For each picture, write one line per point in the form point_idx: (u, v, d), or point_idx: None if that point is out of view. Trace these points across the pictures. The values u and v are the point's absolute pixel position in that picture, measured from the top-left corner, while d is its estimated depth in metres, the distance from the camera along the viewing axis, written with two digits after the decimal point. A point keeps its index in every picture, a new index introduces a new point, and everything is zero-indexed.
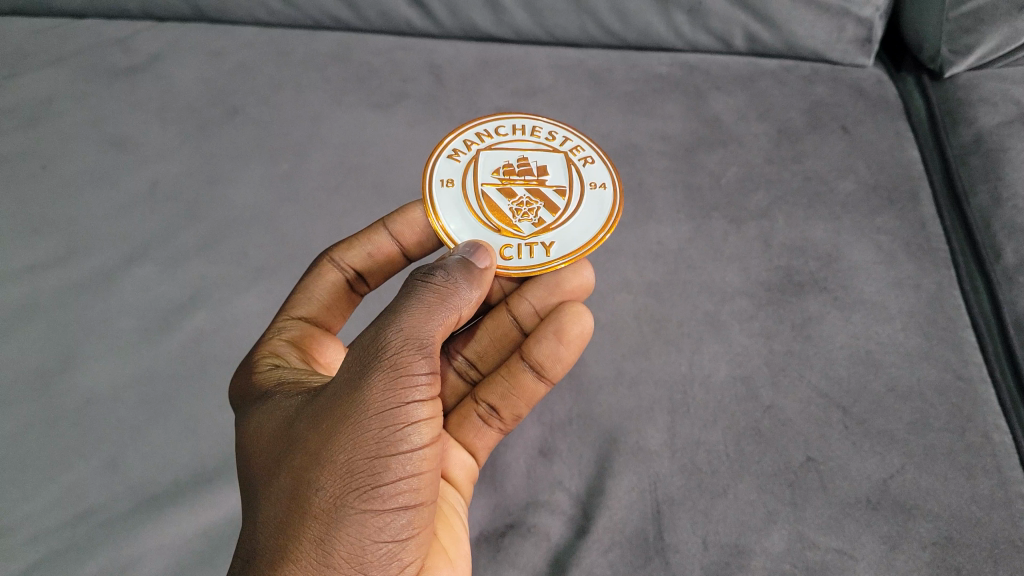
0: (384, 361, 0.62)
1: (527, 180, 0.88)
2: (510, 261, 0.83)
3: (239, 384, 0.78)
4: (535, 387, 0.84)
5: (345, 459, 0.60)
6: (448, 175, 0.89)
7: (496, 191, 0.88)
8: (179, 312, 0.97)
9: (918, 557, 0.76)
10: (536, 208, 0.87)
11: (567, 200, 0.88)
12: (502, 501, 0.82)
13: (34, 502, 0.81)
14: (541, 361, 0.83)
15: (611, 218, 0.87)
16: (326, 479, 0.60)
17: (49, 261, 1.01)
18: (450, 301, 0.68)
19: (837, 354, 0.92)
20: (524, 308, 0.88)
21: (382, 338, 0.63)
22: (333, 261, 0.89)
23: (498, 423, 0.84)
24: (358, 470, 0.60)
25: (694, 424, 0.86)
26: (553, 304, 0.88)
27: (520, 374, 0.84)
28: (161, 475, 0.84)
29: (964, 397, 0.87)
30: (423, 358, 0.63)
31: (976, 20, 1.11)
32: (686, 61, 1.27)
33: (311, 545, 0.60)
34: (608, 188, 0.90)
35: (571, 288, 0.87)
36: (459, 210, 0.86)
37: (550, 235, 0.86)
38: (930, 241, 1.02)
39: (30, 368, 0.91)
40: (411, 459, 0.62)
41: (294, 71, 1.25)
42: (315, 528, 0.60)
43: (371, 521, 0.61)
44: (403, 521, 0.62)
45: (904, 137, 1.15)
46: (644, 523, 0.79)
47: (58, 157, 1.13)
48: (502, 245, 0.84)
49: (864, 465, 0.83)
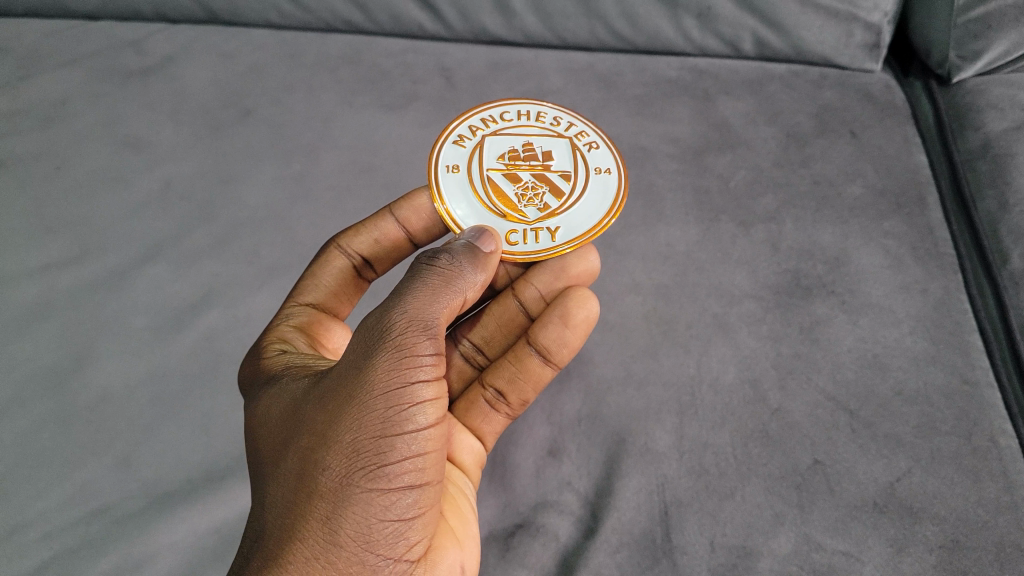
0: (389, 342, 0.63)
1: (532, 165, 0.89)
2: (516, 247, 0.85)
3: (250, 369, 0.80)
4: (541, 371, 0.85)
5: (350, 440, 0.61)
6: (453, 161, 0.90)
7: (501, 175, 0.88)
8: (192, 311, 0.97)
9: (924, 560, 0.77)
10: (542, 193, 0.88)
11: (571, 185, 0.89)
12: (512, 501, 0.83)
13: (49, 498, 0.82)
14: (547, 345, 0.84)
15: (615, 205, 0.88)
16: (332, 459, 0.61)
17: (63, 261, 1.02)
18: (456, 284, 0.69)
19: (844, 357, 0.92)
20: (530, 293, 0.88)
21: (387, 319, 0.64)
22: (341, 247, 0.90)
23: (505, 408, 0.85)
24: (363, 450, 0.61)
25: (702, 426, 0.87)
26: (559, 289, 0.87)
27: (526, 359, 0.85)
28: (173, 472, 0.85)
29: (970, 399, 0.88)
30: (428, 340, 0.64)
31: (983, 26, 1.13)
32: (694, 65, 1.28)
33: (318, 523, 0.61)
34: (612, 174, 0.91)
35: (576, 273, 0.87)
36: (464, 194, 0.87)
37: (555, 219, 0.87)
38: (938, 245, 1.03)
39: (45, 367, 0.92)
40: (417, 439, 0.62)
41: (306, 73, 1.26)
42: (321, 507, 0.61)
43: (376, 500, 0.61)
44: (409, 500, 0.62)
45: (912, 142, 1.16)
46: (652, 524, 0.79)
47: (72, 157, 1.14)
48: (507, 231, 0.85)
49: (870, 468, 0.83)
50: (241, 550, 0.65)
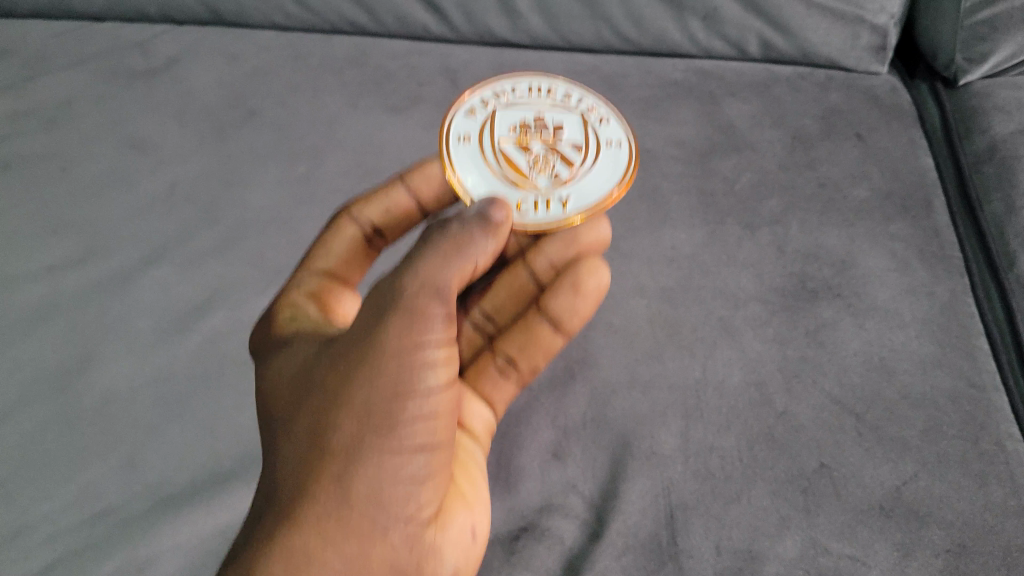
0: (401, 306, 0.64)
1: (544, 137, 0.88)
2: (528, 214, 0.82)
3: (260, 333, 0.83)
4: (551, 339, 0.86)
5: (363, 400, 0.62)
6: (465, 131, 0.88)
7: (513, 145, 0.87)
8: (197, 313, 0.97)
9: (931, 564, 0.77)
10: (553, 163, 0.86)
11: (583, 156, 0.88)
12: (516, 504, 0.82)
13: (53, 499, 0.82)
14: (558, 312, 0.85)
15: (626, 176, 0.87)
16: (345, 418, 0.63)
17: (68, 262, 1.02)
18: (467, 252, 0.67)
19: (850, 360, 0.92)
20: (542, 262, 0.92)
21: (399, 283, 0.65)
22: (352, 216, 0.92)
23: (516, 376, 0.86)
24: (375, 410, 0.62)
25: (708, 429, 0.86)
26: (570, 258, 0.91)
27: (538, 327, 0.86)
28: (178, 474, 0.84)
29: (976, 403, 0.88)
30: (439, 305, 0.65)
31: (990, 29, 1.13)
32: (700, 67, 1.27)
33: (330, 483, 0.62)
34: (623, 147, 0.90)
35: (587, 242, 0.90)
36: (475, 164, 0.85)
37: (567, 190, 0.85)
38: (944, 248, 1.02)
39: (50, 368, 0.92)
40: (428, 402, 0.63)
41: (311, 74, 1.26)
42: (334, 466, 0.62)
43: (388, 462, 0.62)
44: (421, 462, 0.63)
45: (918, 144, 1.16)
46: (657, 527, 0.79)
47: (77, 159, 1.14)
48: (519, 198, 0.83)
49: (877, 472, 0.83)
50: (252, 509, 0.67)
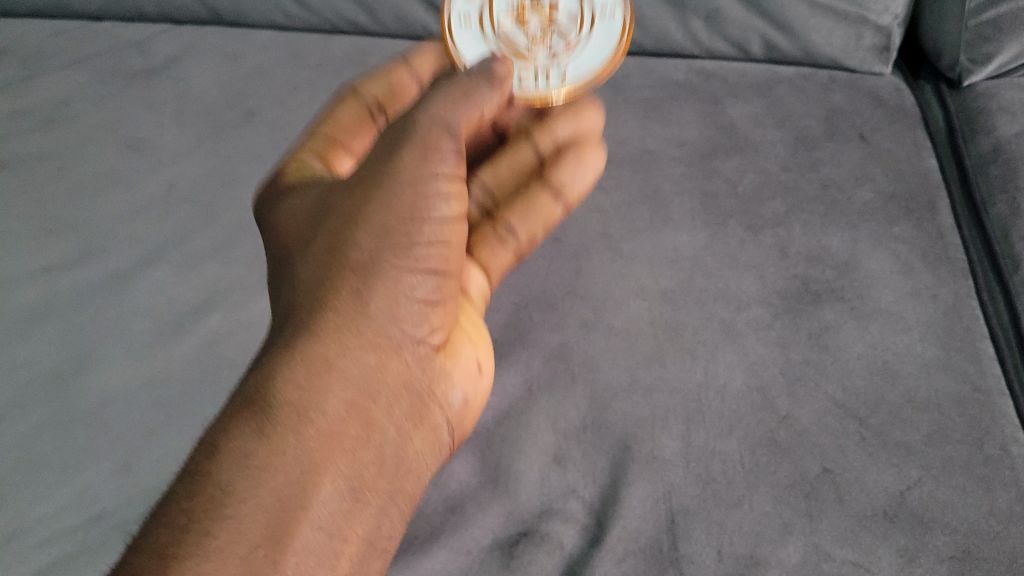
0: (415, 135, 0.72)
1: (541, 2, 0.89)
2: (526, 86, 0.88)
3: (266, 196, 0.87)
4: (550, 208, 0.94)
5: (379, 218, 0.70)
6: (465, 10, 0.89)
7: (512, 21, 0.89)
8: (195, 314, 0.97)
9: (935, 571, 0.76)
10: (551, 34, 0.89)
11: (578, 23, 0.90)
12: (516, 508, 0.81)
13: (49, 503, 0.82)
14: (561, 181, 0.94)
15: (621, 45, 0.90)
16: (362, 235, 0.70)
17: (65, 263, 1.01)
18: (478, 92, 0.76)
19: (854, 363, 0.91)
20: (547, 138, 0.96)
21: (413, 115, 0.74)
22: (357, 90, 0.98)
23: (513, 244, 0.93)
24: (392, 229, 0.69)
25: (709, 433, 0.85)
26: (570, 137, 0.97)
27: (540, 196, 0.94)
28: (174, 477, 0.83)
29: (981, 407, 0.87)
30: (451, 138, 0.73)
31: (995, 29, 1.11)
32: (702, 67, 1.27)
33: (348, 293, 0.69)
34: (619, 3, 0.90)
35: (586, 126, 0.98)
36: (478, 50, 0.89)
37: (564, 62, 0.89)
38: (949, 251, 1.01)
39: (46, 370, 0.91)
40: (438, 227, 0.71)
41: (310, 73, 1.25)
42: (352, 278, 0.69)
43: (404, 278, 0.69)
44: (432, 283, 0.71)
45: (923, 146, 1.14)
46: (658, 533, 0.79)
47: (74, 159, 1.13)
48: (519, 77, 0.88)
49: (880, 477, 0.82)
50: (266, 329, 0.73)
